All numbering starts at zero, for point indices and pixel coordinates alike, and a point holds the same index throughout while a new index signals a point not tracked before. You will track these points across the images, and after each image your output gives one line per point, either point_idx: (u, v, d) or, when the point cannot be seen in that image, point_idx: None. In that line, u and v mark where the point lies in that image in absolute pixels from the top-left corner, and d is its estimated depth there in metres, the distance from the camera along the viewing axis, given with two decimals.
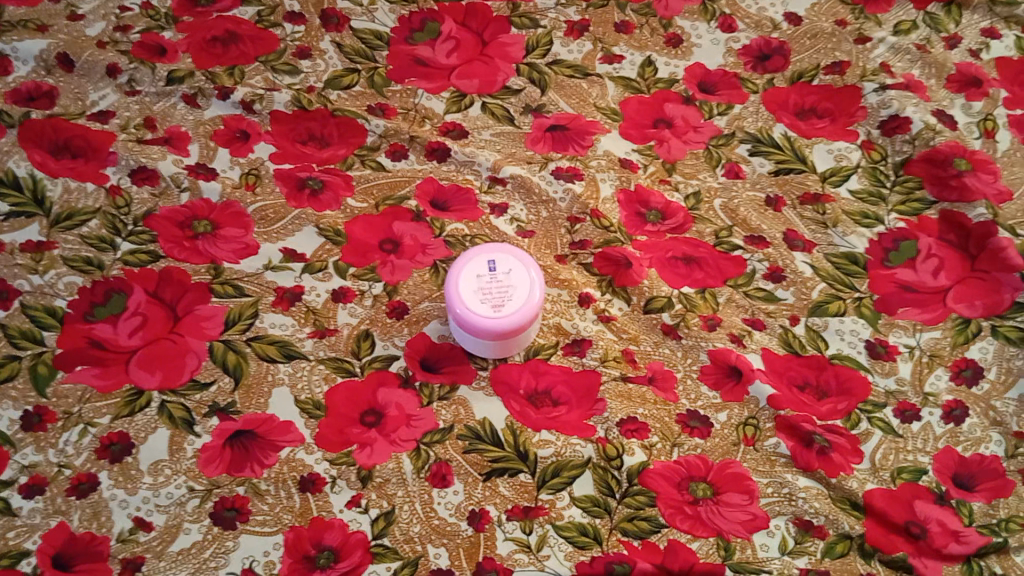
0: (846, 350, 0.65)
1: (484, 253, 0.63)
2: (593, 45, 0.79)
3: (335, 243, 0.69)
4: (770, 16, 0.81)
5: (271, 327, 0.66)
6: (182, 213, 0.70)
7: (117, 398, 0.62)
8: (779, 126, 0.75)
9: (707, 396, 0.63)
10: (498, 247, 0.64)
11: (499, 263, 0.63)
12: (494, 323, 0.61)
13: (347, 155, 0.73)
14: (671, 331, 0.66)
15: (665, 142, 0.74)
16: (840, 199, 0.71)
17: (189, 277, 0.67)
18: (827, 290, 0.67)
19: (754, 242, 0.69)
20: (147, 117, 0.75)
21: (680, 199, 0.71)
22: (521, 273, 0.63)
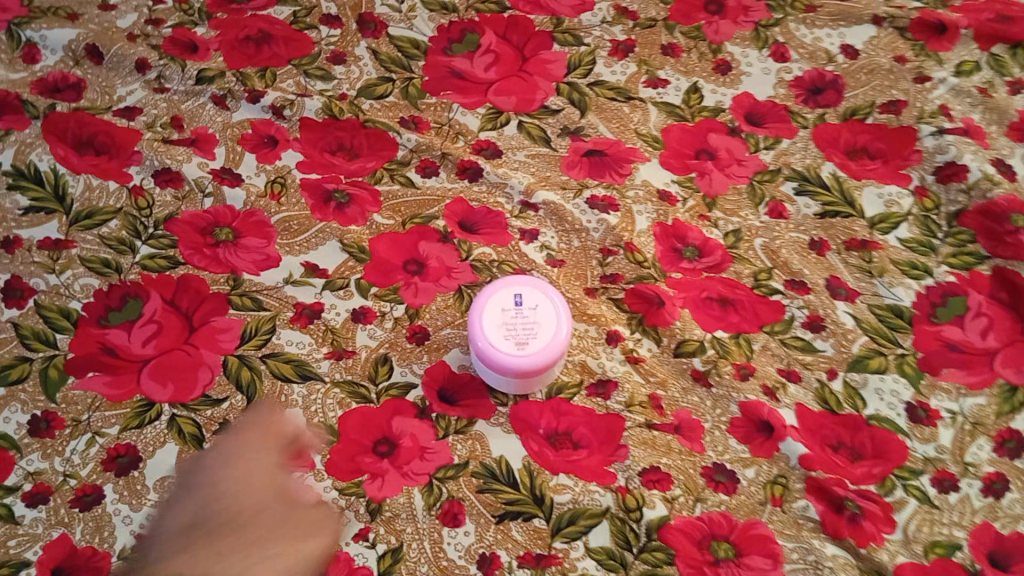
0: (884, 411, 0.62)
1: (502, 293, 0.61)
2: (638, 67, 0.76)
3: (359, 261, 0.67)
4: (826, 48, 0.77)
5: (287, 344, 0.64)
6: (204, 218, 0.68)
7: (126, 409, 0.60)
8: (828, 164, 0.71)
9: (735, 449, 0.61)
10: (515, 281, 0.62)
11: (521, 299, 0.61)
12: (540, 355, 0.59)
13: (377, 168, 0.71)
14: (701, 378, 0.63)
15: (707, 174, 0.71)
16: (888, 246, 0.68)
17: (207, 287, 0.65)
18: (869, 344, 0.65)
19: (795, 287, 0.67)
20: (174, 116, 0.73)
21: (719, 236, 0.68)
22: (547, 306, 0.61)
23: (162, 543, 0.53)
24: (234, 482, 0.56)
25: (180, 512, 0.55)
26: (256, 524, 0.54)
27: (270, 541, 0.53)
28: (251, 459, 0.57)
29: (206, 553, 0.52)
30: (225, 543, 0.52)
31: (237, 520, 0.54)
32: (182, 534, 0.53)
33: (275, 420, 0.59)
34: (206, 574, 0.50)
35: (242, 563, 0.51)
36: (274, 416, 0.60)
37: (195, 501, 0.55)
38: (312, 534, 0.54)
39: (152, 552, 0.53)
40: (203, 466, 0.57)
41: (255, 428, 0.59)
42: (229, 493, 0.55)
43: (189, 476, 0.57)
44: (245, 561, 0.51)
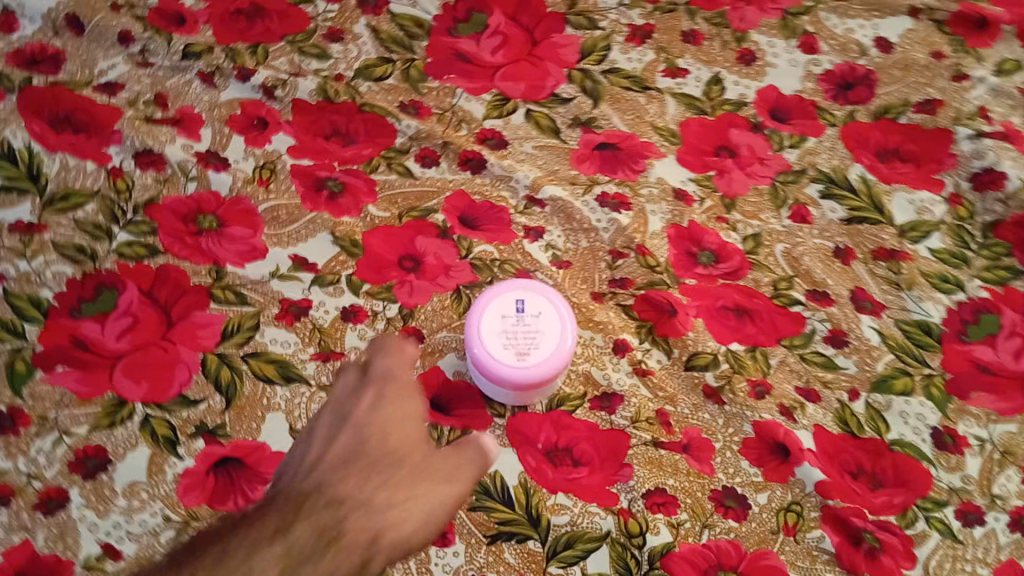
0: (908, 436, 0.58)
1: (505, 296, 0.57)
2: (656, 55, 0.71)
3: (351, 255, 0.62)
4: (858, 40, 0.72)
5: (271, 343, 0.59)
6: (187, 205, 0.64)
7: (96, 407, 0.56)
8: (858, 166, 0.67)
9: (747, 472, 0.57)
10: (517, 285, 0.58)
11: (527, 304, 0.57)
12: (548, 365, 0.55)
13: (372, 155, 0.66)
14: (713, 395, 0.59)
15: (726, 173, 0.66)
16: (919, 257, 0.64)
17: (188, 279, 0.61)
18: (894, 362, 0.61)
19: (816, 298, 0.62)
20: (158, 94, 0.68)
21: (738, 240, 0.64)
22: (551, 313, 0.57)
23: (306, 473, 0.51)
24: (412, 407, 0.56)
25: (336, 443, 0.53)
26: (407, 461, 0.53)
27: (409, 476, 0.52)
28: (402, 400, 0.55)
29: (332, 499, 0.49)
30: (384, 474, 0.52)
31: (394, 458, 0.53)
32: (347, 463, 0.52)
33: (405, 366, 0.57)
34: (383, 492, 0.51)
35: (389, 504, 0.50)
36: (387, 361, 0.56)
37: (351, 433, 0.53)
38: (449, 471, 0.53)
39: (298, 470, 0.51)
40: (368, 407, 0.54)
41: (375, 384, 0.55)
42: (378, 427, 0.54)
43: (338, 421, 0.54)
44: (378, 500, 0.50)
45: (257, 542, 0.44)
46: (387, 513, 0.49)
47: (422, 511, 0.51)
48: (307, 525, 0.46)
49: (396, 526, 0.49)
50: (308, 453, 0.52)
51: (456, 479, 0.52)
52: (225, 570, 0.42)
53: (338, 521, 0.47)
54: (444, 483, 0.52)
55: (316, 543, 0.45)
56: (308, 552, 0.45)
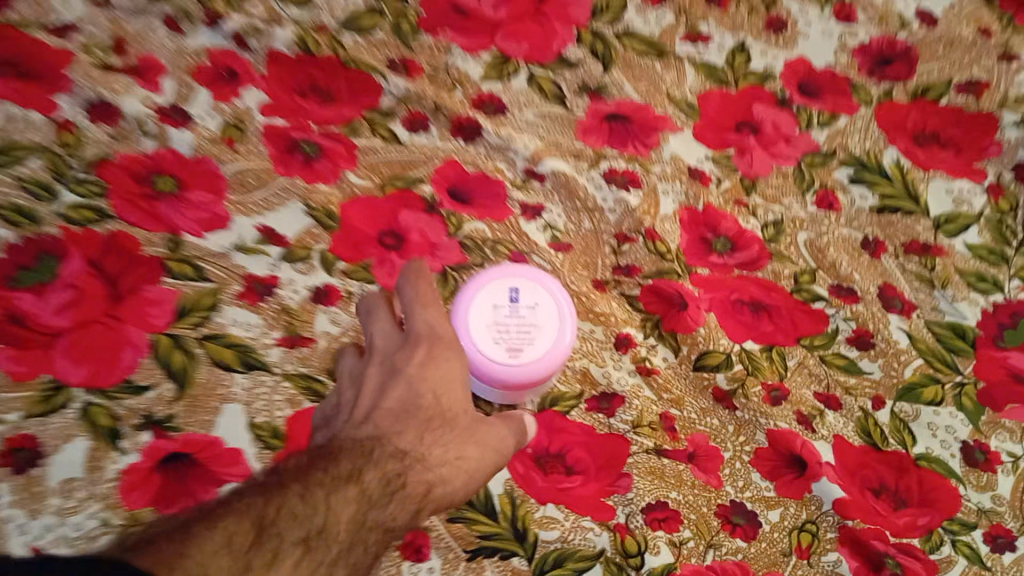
0: (936, 450, 0.52)
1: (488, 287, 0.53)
2: (675, 17, 0.65)
3: (326, 228, 0.56)
4: (899, 12, 0.65)
5: (232, 325, 0.53)
6: (142, 163, 0.57)
7: (29, 392, 0.48)
8: (892, 150, 0.60)
9: (758, 486, 0.51)
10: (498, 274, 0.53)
11: (515, 295, 0.53)
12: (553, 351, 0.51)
13: (354, 116, 0.60)
14: (724, 399, 0.53)
15: (748, 152, 0.60)
16: (954, 253, 0.57)
17: (141, 248, 0.54)
18: (924, 368, 0.54)
19: (841, 294, 0.56)
20: (117, 38, 0.61)
21: (757, 228, 0.58)
22: (550, 308, 0.53)
23: (359, 423, 0.46)
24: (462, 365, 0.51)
25: (387, 395, 0.48)
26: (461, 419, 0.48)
27: (464, 433, 0.48)
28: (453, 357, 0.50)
29: (391, 450, 0.45)
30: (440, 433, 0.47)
31: (450, 414, 0.48)
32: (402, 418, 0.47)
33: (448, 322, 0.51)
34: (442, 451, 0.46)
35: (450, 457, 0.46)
36: (430, 313, 0.51)
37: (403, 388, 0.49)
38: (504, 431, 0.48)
39: (352, 417, 0.47)
40: (418, 365, 0.49)
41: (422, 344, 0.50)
42: (430, 385, 0.48)
43: (388, 374, 0.49)
44: (435, 454, 0.46)
45: (332, 483, 0.41)
46: (450, 465, 0.46)
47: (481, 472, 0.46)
48: (374, 471, 0.43)
49: (460, 476, 0.46)
50: (358, 401, 0.48)
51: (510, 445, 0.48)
52: (300, 531, 0.38)
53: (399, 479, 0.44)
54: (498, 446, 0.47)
55: (383, 487, 0.43)
56: (375, 497, 0.42)
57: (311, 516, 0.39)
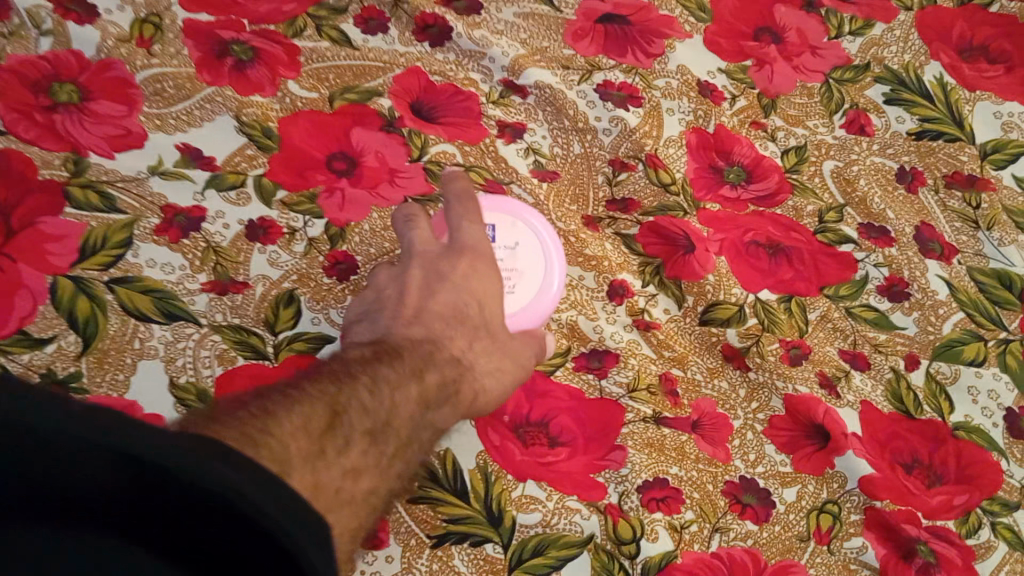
0: (976, 419, 0.45)
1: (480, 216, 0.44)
2: None
3: (263, 150, 0.47)
4: None
5: (148, 267, 0.43)
6: (38, 68, 0.46)
7: None
8: (934, 66, 0.52)
9: (773, 459, 0.43)
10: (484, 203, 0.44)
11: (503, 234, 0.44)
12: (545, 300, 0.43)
13: (297, 14, 0.50)
14: (734, 358, 0.45)
15: (768, 65, 0.51)
16: (1002, 187, 0.50)
17: (36, 172, 0.44)
18: (965, 324, 0.47)
19: (872, 235, 0.48)
20: None
21: (776, 154, 0.49)
22: (528, 288, 0.43)
23: (407, 322, 0.39)
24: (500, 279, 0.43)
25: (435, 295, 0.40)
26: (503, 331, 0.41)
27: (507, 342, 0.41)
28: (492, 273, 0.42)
29: (445, 354, 0.38)
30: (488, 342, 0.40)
31: (497, 327, 0.41)
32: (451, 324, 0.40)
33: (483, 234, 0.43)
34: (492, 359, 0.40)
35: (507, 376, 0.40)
36: (478, 229, 0.43)
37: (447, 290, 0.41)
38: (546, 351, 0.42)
39: (397, 315, 0.39)
40: (468, 272, 0.41)
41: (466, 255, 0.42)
42: (478, 293, 0.41)
43: (434, 277, 0.41)
44: (485, 362, 0.39)
45: (396, 377, 0.34)
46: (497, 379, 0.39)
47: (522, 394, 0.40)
48: (433, 372, 0.36)
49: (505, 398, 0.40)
50: (403, 299, 0.40)
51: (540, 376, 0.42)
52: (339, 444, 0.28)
53: (451, 384, 0.37)
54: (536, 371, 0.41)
55: (440, 391, 0.36)
56: (433, 398, 0.35)
57: (377, 408, 0.31)
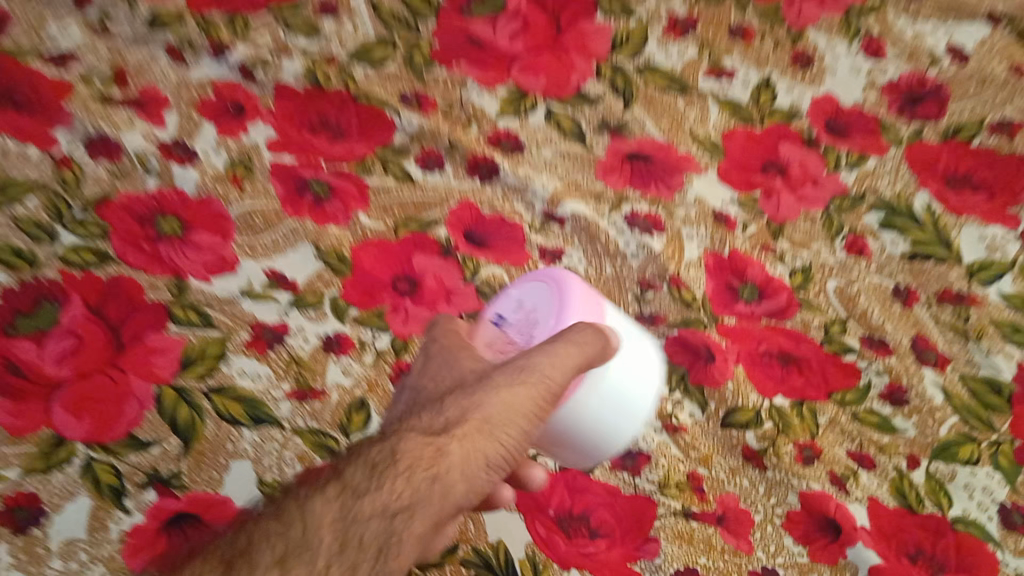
0: (973, 513, 0.49)
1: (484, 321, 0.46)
2: (697, 52, 0.63)
3: (337, 273, 0.54)
4: (930, 47, 0.63)
5: (239, 376, 0.50)
6: (145, 204, 0.54)
7: (28, 448, 0.46)
8: (923, 194, 0.58)
9: (790, 551, 0.48)
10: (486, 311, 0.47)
11: (505, 312, 0.46)
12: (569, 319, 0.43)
13: (366, 154, 0.58)
14: (754, 458, 0.50)
15: (775, 195, 0.58)
16: (988, 303, 0.55)
17: (144, 294, 0.52)
18: (959, 427, 0.52)
19: (872, 345, 0.54)
20: (119, 69, 0.59)
21: (784, 274, 0.56)
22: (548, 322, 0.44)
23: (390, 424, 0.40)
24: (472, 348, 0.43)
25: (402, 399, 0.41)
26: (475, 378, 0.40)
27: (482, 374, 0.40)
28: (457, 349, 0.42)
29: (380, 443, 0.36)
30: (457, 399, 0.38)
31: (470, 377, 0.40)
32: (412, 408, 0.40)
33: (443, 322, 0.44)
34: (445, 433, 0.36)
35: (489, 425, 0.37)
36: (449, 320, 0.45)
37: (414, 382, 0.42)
38: (552, 361, 0.38)
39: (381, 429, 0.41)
40: (426, 361, 0.42)
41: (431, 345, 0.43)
42: (436, 369, 0.41)
43: (407, 386, 0.42)
44: (431, 424, 0.37)
45: (309, 493, 0.34)
46: (464, 456, 0.35)
47: (523, 429, 0.37)
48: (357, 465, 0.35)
49: (494, 463, 0.36)
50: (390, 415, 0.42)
51: (563, 383, 0.39)
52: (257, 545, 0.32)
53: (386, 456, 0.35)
54: (546, 391, 0.38)
55: (370, 472, 0.34)
56: (360, 487, 0.34)
57: (283, 529, 0.32)
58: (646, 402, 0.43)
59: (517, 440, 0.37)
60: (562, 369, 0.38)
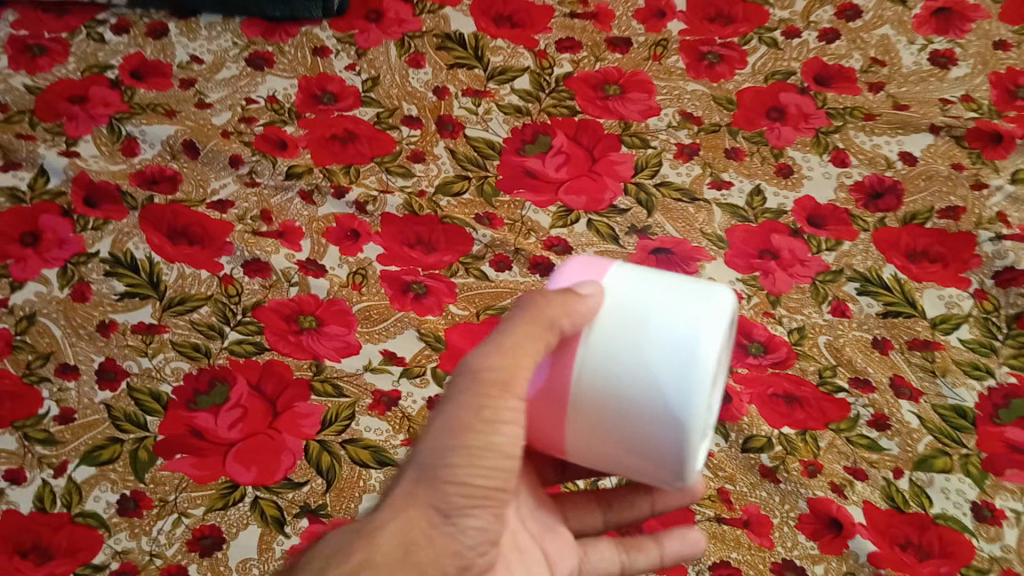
0: (950, 510, 0.62)
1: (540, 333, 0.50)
2: (702, 170, 0.81)
3: (435, 349, 0.70)
4: (885, 154, 0.80)
5: (366, 431, 0.65)
6: (289, 306, 0.72)
7: (211, 490, 0.62)
8: (889, 266, 0.74)
9: (804, 545, 0.61)
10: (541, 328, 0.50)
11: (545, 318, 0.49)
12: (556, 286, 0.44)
13: (452, 261, 0.75)
14: (769, 474, 0.64)
15: (771, 274, 0.74)
16: (951, 346, 0.70)
17: (291, 372, 0.68)
18: (934, 443, 0.65)
19: (859, 384, 0.68)
20: (264, 210, 0.78)
21: (784, 333, 0.71)
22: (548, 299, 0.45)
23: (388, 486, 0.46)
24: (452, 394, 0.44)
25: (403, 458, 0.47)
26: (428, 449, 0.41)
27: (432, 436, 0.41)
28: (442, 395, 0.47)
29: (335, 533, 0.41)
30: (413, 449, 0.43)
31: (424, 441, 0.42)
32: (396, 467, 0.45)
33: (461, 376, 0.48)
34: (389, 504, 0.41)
35: (434, 466, 0.41)
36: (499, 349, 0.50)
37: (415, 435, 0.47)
38: (489, 353, 0.41)
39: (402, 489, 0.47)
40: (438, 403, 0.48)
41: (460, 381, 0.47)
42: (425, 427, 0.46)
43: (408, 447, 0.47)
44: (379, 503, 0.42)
45: None
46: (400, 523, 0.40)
47: (472, 449, 0.41)
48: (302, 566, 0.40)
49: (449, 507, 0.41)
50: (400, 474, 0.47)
51: (505, 367, 0.41)
52: None
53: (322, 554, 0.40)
54: (486, 385, 0.41)
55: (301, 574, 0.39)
56: None
57: None
58: (658, 319, 0.40)
59: (470, 467, 0.41)
60: (498, 355, 0.41)
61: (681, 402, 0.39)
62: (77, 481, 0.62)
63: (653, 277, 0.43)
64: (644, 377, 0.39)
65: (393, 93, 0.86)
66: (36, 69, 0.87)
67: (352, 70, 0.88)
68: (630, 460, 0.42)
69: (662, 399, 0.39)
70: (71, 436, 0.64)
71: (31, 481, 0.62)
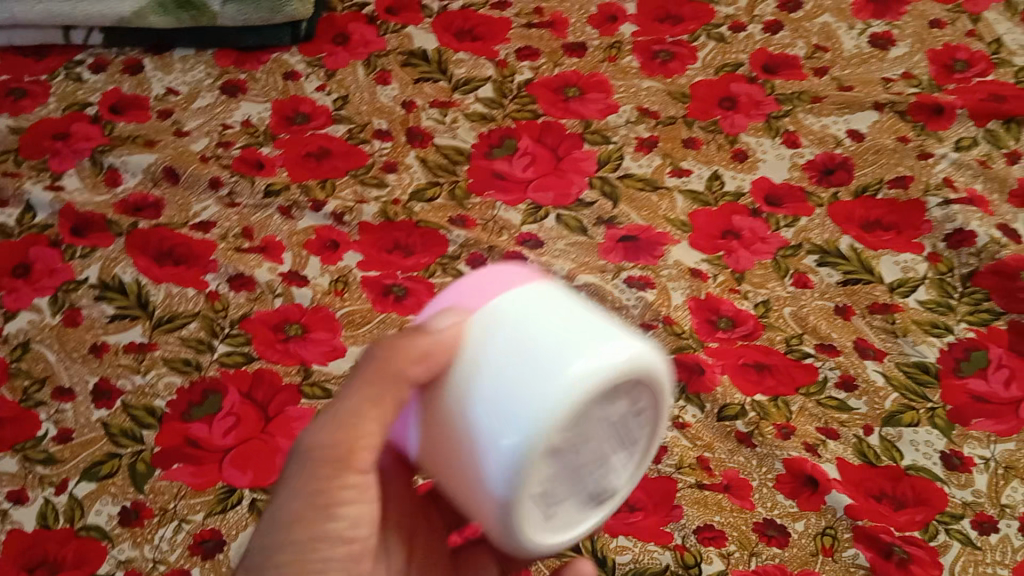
0: (921, 461, 0.65)
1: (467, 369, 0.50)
2: (662, 160, 0.84)
3: None
4: (834, 133, 0.84)
5: None
6: (275, 317, 0.74)
7: (210, 496, 0.64)
8: (846, 237, 0.77)
9: (783, 504, 0.63)
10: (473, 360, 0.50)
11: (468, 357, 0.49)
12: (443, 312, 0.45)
13: (429, 263, 0.78)
14: (745, 439, 0.67)
15: (734, 252, 0.77)
16: (909, 308, 0.73)
17: (281, 378, 0.70)
18: (900, 400, 0.68)
19: (825, 350, 0.71)
20: (245, 227, 0.81)
21: (750, 307, 0.74)
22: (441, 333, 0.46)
23: None
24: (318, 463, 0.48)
25: None
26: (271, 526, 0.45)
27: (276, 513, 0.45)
28: None
29: None
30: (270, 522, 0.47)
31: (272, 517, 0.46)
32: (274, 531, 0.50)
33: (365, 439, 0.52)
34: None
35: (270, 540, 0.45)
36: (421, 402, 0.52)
37: None
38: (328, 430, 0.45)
39: None
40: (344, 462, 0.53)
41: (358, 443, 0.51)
42: None
43: None
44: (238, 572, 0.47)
45: None
46: None
47: (306, 527, 0.44)
48: None
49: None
50: None
51: (336, 443, 0.44)
52: None
53: None
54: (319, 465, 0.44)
55: None
56: None
57: None
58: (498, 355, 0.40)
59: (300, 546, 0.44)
60: (336, 428, 0.44)
61: (505, 442, 0.39)
62: (78, 497, 0.64)
63: (554, 309, 0.42)
64: (475, 418, 0.40)
65: (363, 109, 0.90)
66: (18, 111, 0.90)
67: (323, 91, 0.92)
68: (471, 511, 0.42)
69: (484, 441, 0.39)
70: (70, 454, 0.66)
71: (33, 500, 0.64)
